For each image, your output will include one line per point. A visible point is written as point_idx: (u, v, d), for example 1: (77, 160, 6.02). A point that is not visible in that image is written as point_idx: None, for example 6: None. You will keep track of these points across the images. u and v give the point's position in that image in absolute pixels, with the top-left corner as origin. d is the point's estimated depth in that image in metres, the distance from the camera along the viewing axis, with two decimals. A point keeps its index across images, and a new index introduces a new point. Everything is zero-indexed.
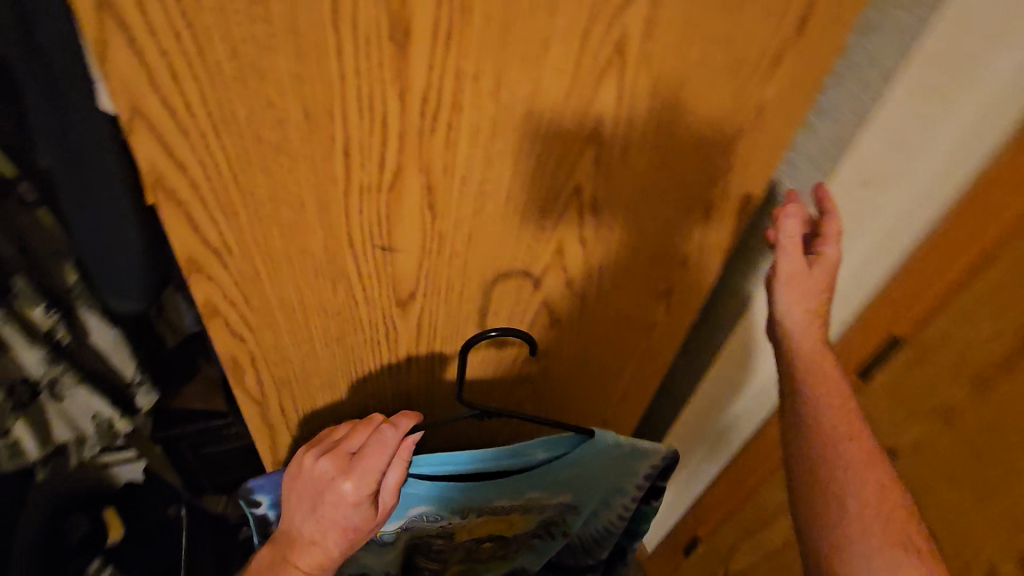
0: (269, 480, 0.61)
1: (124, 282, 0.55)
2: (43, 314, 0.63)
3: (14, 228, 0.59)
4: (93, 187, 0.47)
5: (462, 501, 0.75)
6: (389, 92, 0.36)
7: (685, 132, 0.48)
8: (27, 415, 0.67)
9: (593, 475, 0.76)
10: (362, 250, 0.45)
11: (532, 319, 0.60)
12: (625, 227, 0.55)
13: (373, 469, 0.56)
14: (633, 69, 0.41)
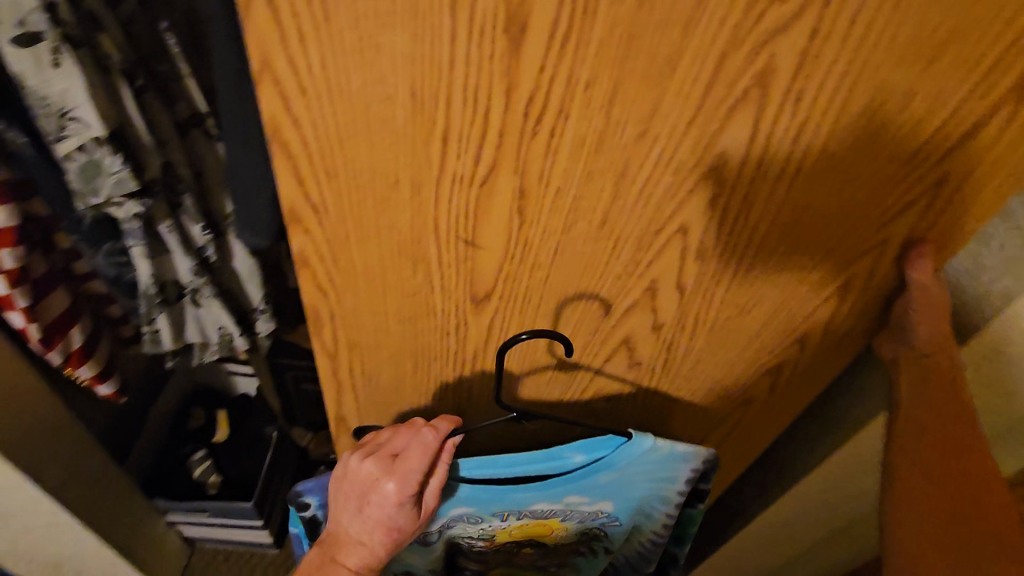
0: (319, 484, 0.65)
1: (253, 227, 0.60)
2: (201, 231, 0.73)
3: (196, 154, 0.70)
4: (243, 135, 0.52)
5: (502, 505, 0.71)
6: (496, 86, 0.35)
7: (832, 190, 0.41)
8: (170, 310, 0.78)
9: (640, 482, 0.71)
10: (446, 238, 0.45)
11: (609, 354, 0.56)
12: (735, 282, 0.48)
13: (413, 470, 0.59)
14: (775, 108, 0.36)
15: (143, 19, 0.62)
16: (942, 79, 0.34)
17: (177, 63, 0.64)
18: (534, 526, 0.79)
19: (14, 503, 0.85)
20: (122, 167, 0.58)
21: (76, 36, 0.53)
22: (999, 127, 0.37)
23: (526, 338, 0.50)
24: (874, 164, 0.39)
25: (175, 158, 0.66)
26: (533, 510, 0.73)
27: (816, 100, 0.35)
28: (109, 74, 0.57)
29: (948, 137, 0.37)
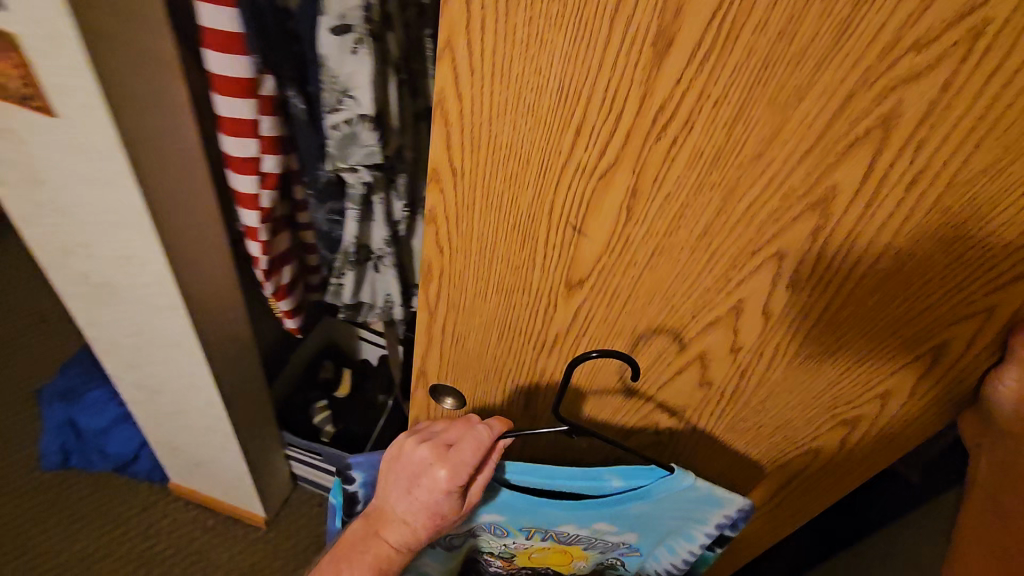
0: (367, 460, 0.74)
1: None
2: (402, 208, 0.86)
3: (419, 143, 0.83)
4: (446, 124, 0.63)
5: (532, 522, 0.76)
6: (633, 91, 0.41)
7: (942, 245, 0.41)
8: (357, 269, 0.91)
9: (668, 519, 0.75)
10: (557, 222, 0.50)
11: (681, 367, 0.58)
12: (886, 354, 0.49)
13: (460, 464, 0.66)
14: (894, 151, 0.38)
15: (416, 25, 0.72)
16: None
17: (429, 64, 0.76)
18: (556, 547, 0.83)
19: (194, 391, 1.09)
20: (373, 142, 0.70)
21: (377, 33, 0.64)
22: None
23: (594, 355, 0.56)
24: (997, 222, 0.39)
25: (406, 144, 0.79)
26: (559, 532, 0.77)
27: (943, 150, 0.37)
28: (387, 65, 0.68)
29: None
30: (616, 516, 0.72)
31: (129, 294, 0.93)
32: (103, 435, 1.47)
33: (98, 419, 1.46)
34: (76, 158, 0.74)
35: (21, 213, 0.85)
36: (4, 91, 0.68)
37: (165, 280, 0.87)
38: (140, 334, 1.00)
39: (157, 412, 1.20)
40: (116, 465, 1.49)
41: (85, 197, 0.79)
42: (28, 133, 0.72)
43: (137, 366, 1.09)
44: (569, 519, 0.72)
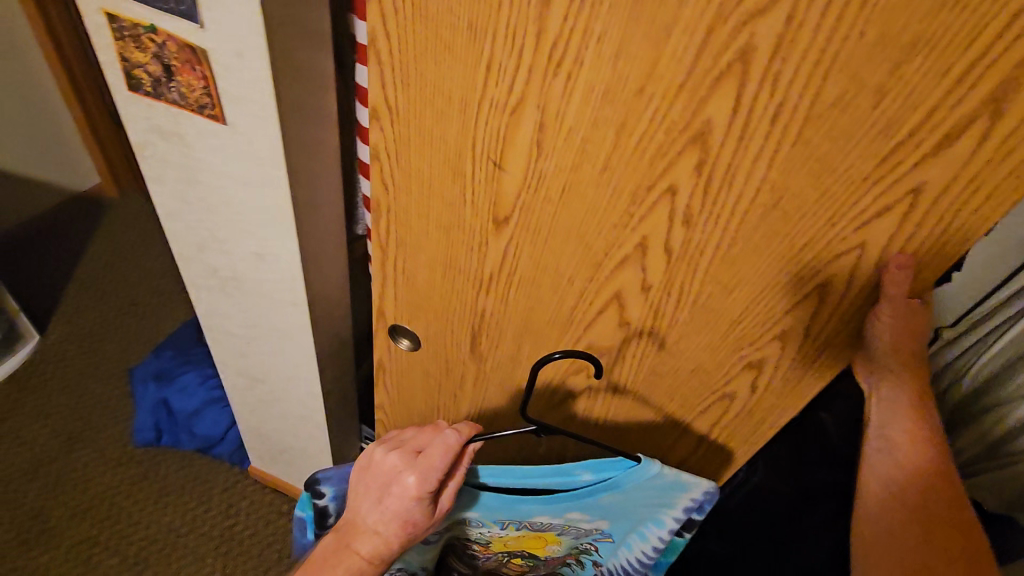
0: (337, 473, 0.75)
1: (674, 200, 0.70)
2: None
3: None
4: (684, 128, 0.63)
5: (507, 513, 0.78)
6: (530, 28, 0.46)
7: (810, 178, 0.45)
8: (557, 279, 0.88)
9: (640, 506, 0.78)
10: (481, 158, 0.56)
11: (602, 307, 0.62)
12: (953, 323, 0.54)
13: (434, 465, 0.69)
14: (753, 84, 0.42)
15: None
16: (911, 81, 0.38)
17: None
18: (531, 537, 0.86)
19: (298, 380, 1.17)
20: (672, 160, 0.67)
21: None
22: (978, 135, 0.39)
23: (558, 356, 0.62)
24: (856, 152, 0.42)
25: None
26: (533, 521, 0.80)
27: (793, 83, 0.41)
28: None
29: (922, 142, 0.40)
30: (590, 506, 0.76)
31: (254, 286, 1.01)
32: (194, 416, 1.58)
33: (189, 401, 1.58)
34: (231, 162, 0.80)
35: (170, 205, 0.94)
36: (185, 100, 0.75)
37: (292, 276, 0.94)
38: (261, 328, 1.10)
39: (261, 395, 1.29)
40: (202, 445, 1.59)
41: (232, 197, 0.86)
42: (194, 137, 0.80)
43: (247, 351, 1.18)
44: (543, 510, 0.76)
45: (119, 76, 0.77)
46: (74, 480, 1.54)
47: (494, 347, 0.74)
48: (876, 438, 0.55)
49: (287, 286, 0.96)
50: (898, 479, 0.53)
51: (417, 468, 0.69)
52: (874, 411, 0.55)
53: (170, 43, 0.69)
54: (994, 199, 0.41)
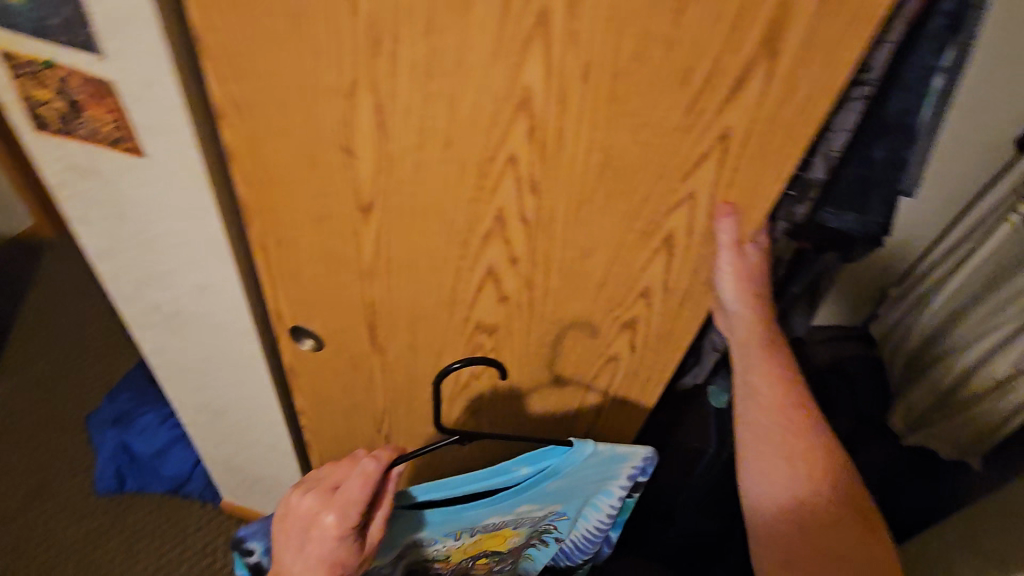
0: (259, 527, 0.71)
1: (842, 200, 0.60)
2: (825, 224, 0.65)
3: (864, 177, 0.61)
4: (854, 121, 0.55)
5: (456, 524, 0.73)
6: (344, 7, 0.45)
7: (630, 134, 0.46)
8: None
9: (587, 483, 0.77)
10: (332, 146, 0.55)
11: (479, 284, 0.63)
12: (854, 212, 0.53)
13: (353, 499, 0.63)
14: (557, 46, 0.43)
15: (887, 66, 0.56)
16: (692, 28, 0.39)
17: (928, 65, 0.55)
18: (487, 542, 0.82)
19: (262, 424, 1.02)
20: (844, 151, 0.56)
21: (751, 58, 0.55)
22: (761, 79, 0.40)
23: (462, 365, 0.58)
24: (664, 102, 0.43)
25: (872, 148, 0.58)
26: (485, 523, 0.75)
27: (592, 42, 0.42)
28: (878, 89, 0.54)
29: (717, 90, 0.42)
30: (538, 496, 0.73)
31: (204, 343, 0.88)
32: (158, 458, 1.41)
33: (151, 443, 1.40)
34: (163, 209, 0.68)
35: (110, 263, 0.78)
36: (94, 133, 0.62)
37: (238, 316, 0.80)
38: (213, 375, 0.94)
39: (227, 454, 1.15)
40: (170, 486, 1.43)
41: (164, 241, 0.72)
42: (115, 176, 0.66)
43: (207, 403, 1.02)
44: (492, 512, 0.73)
45: (16, 111, 0.62)
46: (25, 538, 1.40)
47: (393, 337, 0.74)
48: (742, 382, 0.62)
49: (243, 341, 0.84)
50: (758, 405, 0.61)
51: (334, 507, 0.63)
52: (738, 358, 0.62)
53: (73, 75, 0.57)
54: (789, 137, 0.43)
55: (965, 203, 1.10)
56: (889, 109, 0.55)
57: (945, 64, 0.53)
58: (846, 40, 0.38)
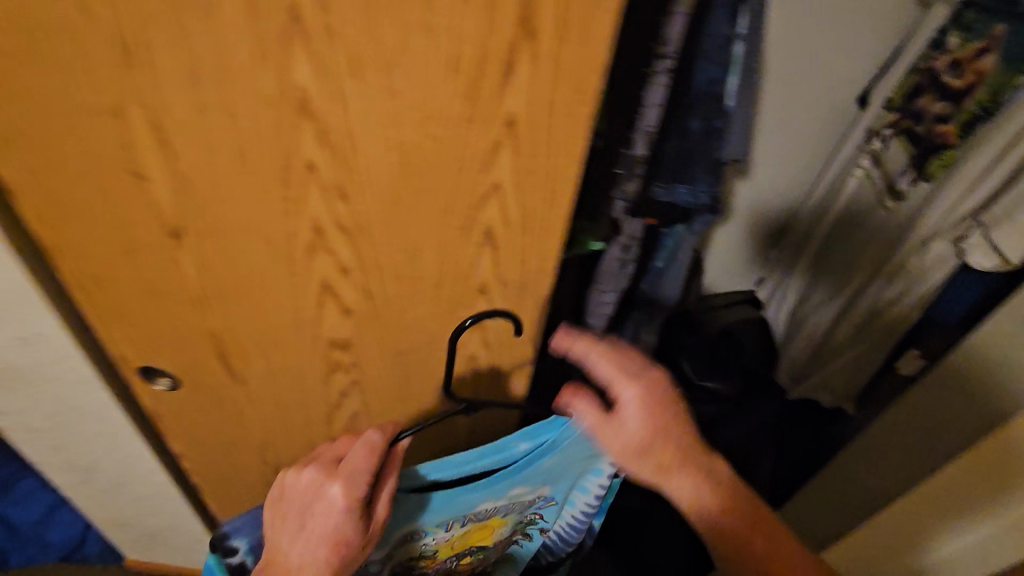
0: (246, 520, 0.59)
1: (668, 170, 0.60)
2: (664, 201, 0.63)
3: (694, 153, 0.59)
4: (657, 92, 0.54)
5: (443, 510, 0.63)
6: (76, 17, 0.40)
7: (418, 127, 0.44)
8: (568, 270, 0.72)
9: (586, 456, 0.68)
10: (116, 171, 0.50)
11: (319, 299, 0.59)
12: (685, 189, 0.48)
13: (360, 471, 0.54)
14: (319, 42, 0.40)
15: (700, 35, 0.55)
16: (445, 12, 0.37)
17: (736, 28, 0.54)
18: (474, 536, 0.71)
19: (138, 473, 0.94)
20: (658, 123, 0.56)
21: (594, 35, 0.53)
22: (528, 60, 0.39)
23: (472, 323, 0.54)
24: (442, 93, 0.41)
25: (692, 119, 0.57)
26: (477, 510, 0.65)
27: (352, 36, 0.39)
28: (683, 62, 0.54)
29: (489, 75, 0.40)
30: (534, 477, 0.64)
31: (43, 397, 0.79)
32: (41, 525, 1.28)
33: (29, 512, 1.26)
34: None
35: None
36: None
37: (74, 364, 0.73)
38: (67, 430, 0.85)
39: (111, 511, 1.06)
40: (61, 554, 1.30)
41: None
42: None
43: (69, 461, 0.92)
44: (487, 498, 0.63)
45: None
46: None
47: (249, 365, 0.70)
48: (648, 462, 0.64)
49: (88, 386, 0.76)
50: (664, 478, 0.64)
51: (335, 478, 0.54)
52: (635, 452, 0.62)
53: None
54: (572, 118, 0.42)
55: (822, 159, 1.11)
56: (698, 80, 0.55)
57: (741, 30, 0.55)
58: (595, 14, 0.37)
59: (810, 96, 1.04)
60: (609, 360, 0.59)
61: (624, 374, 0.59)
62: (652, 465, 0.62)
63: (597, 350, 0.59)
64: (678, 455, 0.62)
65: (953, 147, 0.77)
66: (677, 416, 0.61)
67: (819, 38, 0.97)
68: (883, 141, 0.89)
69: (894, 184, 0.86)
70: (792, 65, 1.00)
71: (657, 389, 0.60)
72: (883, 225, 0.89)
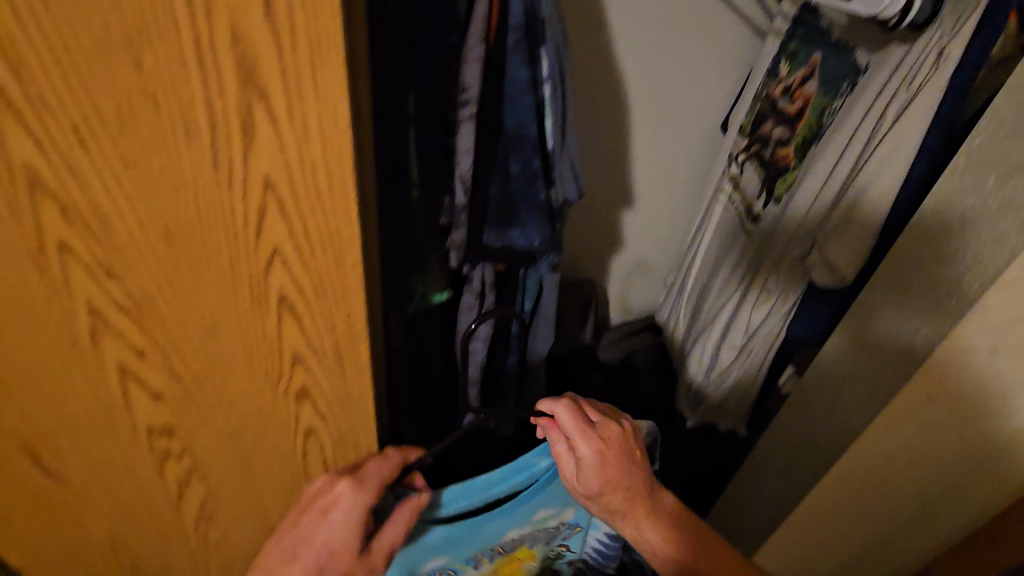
0: None
1: (497, 214, 0.58)
2: (497, 243, 0.60)
3: (515, 195, 0.58)
4: (458, 132, 0.53)
5: (469, 541, 0.66)
6: None
7: (172, 196, 0.40)
8: (421, 324, 0.68)
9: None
10: None
11: (121, 385, 0.53)
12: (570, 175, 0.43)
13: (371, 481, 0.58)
14: (29, 115, 0.34)
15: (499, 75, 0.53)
16: (162, 74, 0.34)
17: (541, 67, 0.54)
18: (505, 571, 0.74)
19: None
20: (469, 167, 0.54)
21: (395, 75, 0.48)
22: (269, 122, 0.36)
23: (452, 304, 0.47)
24: (185, 153, 0.38)
25: (509, 161, 0.56)
26: (503, 543, 0.68)
27: (64, 102, 0.34)
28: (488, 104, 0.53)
29: (231, 137, 0.37)
30: (556, 497, 0.67)
31: None
32: None
33: None
34: None
35: None
36: None
37: None
38: None
39: None
40: None
41: None
42: None
43: None
44: (512, 525, 0.66)
45: None
46: None
47: (60, 470, 0.60)
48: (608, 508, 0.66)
49: None
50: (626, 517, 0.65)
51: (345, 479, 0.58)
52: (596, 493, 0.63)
53: None
54: (337, 180, 0.39)
55: (701, 177, 1.13)
56: (508, 124, 0.55)
57: (545, 73, 0.54)
58: (322, 62, 0.34)
59: (677, 128, 1.05)
60: (569, 424, 0.62)
61: (579, 432, 0.61)
62: (602, 507, 0.65)
63: (564, 413, 0.62)
64: (628, 501, 0.64)
65: (793, 169, 0.80)
66: (630, 469, 0.64)
67: (681, 68, 0.97)
68: (739, 166, 0.92)
69: (751, 207, 0.88)
70: (657, 101, 1.01)
71: (610, 445, 0.62)
72: (743, 247, 0.90)
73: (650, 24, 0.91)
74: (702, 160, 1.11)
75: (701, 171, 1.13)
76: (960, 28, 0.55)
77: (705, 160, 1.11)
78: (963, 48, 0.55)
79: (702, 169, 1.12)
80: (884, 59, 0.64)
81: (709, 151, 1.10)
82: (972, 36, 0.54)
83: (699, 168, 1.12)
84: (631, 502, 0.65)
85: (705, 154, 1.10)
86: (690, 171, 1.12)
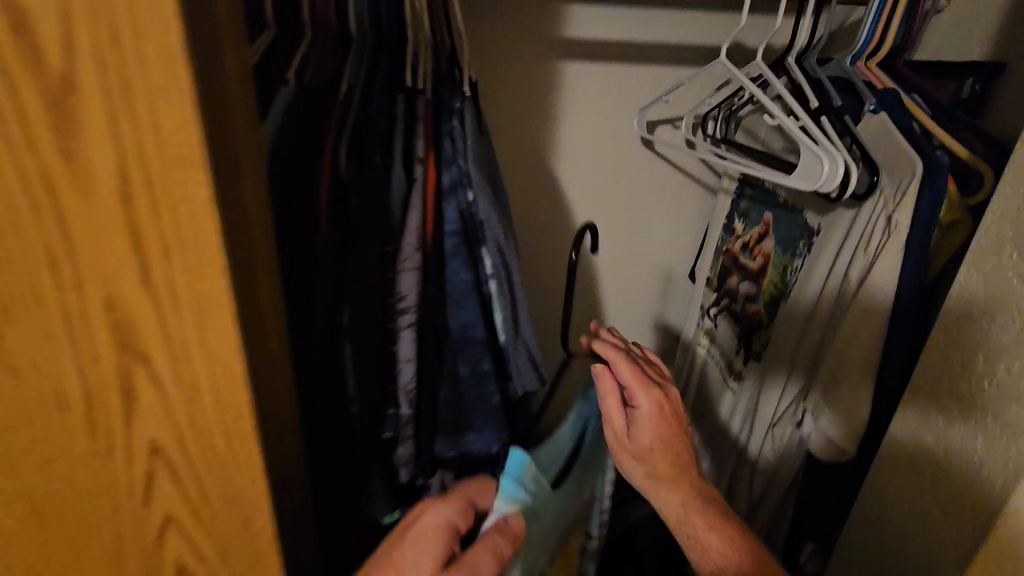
0: None
1: (448, 421, 0.52)
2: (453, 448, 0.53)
3: (463, 397, 0.52)
4: (395, 341, 0.49)
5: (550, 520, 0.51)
6: None
7: (40, 468, 0.33)
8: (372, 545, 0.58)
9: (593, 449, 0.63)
10: None
11: None
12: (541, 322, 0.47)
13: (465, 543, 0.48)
14: None
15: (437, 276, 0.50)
16: (26, 348, 0.30)
17: (487, 262, 0.52)
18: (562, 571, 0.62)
19: None
20: (410, 376, 0.49)
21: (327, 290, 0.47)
22: (152, 384, 0.32)
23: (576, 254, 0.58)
24: (52, 423, 0.32)
25: (458, 362, 0.52)
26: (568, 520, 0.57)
27: None
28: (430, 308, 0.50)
29: (109, 403, 0.32)
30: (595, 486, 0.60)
31: None
32: None
33: None
34: None
35: None
36: None
37: None
38: None
39: None
40: None
41: None
42: None
43: None
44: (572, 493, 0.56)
45: None
46: None
47: None
48: (646, 479, 0.54)
49: None
50: (669, 491, 0.53)
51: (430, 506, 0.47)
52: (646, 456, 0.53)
53: None
54: (233, 438, 0.34)
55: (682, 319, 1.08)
56: (454, 325, 0.51)
57: (488, 272, 0.52)
58: (206, 318, 0.30)
59: (644, 281, 1.03)
60: (627, 369, 0.54)
61: (635, 381, 0.53)
62: (645, 474, 0.54)
63: (620, 358, 0.54)
64: (674, 475, 0.53)
65: (766, 325, 0.76)
66: (685, 435, 0.55)
67: (639, 220, 0.97)
68: (712, 319, 0.89)
69: (732, 363, 0.84)
70: (621, 256, 1.00)
71: (670, 402, 0.54)
72: (731, 408, 0.84)
73: (602, 189, 0.93)
74: (680, 304, 1.07)
75: (681, 314, 1.08)
76: (902, 193, 0.53)
77: (683, 302, 1.07)
78: (911, 213, 0.52)
79: (682, 312, 1.08)
80: (835, 221, 0.62)
81: (686, 294, 1.06)
82: (917, 196, 0.52)
83: (678, 310, 1.08)
84: (683, 467, 0.54)
85: (681, 297, 1.06)
86: (670, 314, 1.07)
